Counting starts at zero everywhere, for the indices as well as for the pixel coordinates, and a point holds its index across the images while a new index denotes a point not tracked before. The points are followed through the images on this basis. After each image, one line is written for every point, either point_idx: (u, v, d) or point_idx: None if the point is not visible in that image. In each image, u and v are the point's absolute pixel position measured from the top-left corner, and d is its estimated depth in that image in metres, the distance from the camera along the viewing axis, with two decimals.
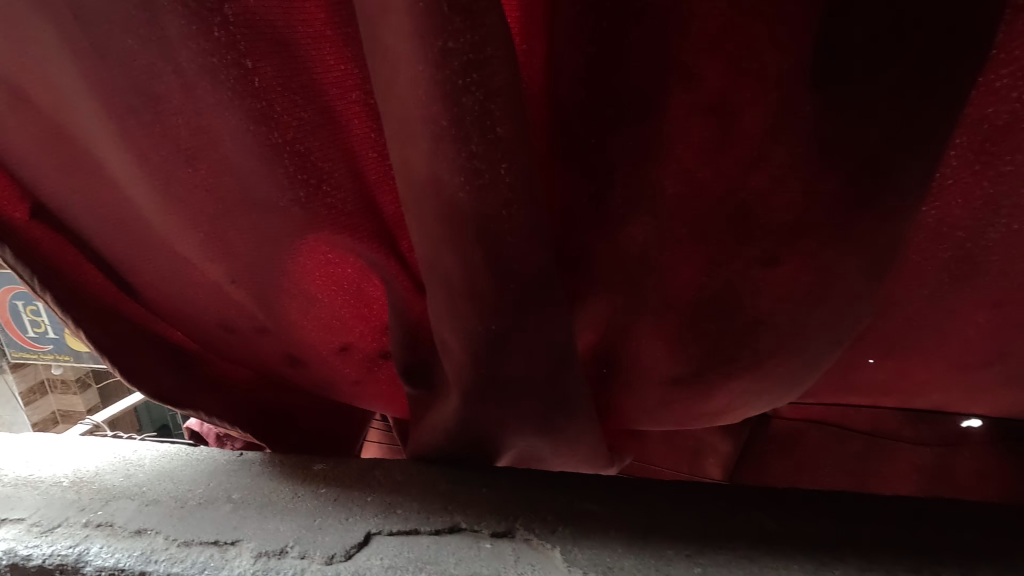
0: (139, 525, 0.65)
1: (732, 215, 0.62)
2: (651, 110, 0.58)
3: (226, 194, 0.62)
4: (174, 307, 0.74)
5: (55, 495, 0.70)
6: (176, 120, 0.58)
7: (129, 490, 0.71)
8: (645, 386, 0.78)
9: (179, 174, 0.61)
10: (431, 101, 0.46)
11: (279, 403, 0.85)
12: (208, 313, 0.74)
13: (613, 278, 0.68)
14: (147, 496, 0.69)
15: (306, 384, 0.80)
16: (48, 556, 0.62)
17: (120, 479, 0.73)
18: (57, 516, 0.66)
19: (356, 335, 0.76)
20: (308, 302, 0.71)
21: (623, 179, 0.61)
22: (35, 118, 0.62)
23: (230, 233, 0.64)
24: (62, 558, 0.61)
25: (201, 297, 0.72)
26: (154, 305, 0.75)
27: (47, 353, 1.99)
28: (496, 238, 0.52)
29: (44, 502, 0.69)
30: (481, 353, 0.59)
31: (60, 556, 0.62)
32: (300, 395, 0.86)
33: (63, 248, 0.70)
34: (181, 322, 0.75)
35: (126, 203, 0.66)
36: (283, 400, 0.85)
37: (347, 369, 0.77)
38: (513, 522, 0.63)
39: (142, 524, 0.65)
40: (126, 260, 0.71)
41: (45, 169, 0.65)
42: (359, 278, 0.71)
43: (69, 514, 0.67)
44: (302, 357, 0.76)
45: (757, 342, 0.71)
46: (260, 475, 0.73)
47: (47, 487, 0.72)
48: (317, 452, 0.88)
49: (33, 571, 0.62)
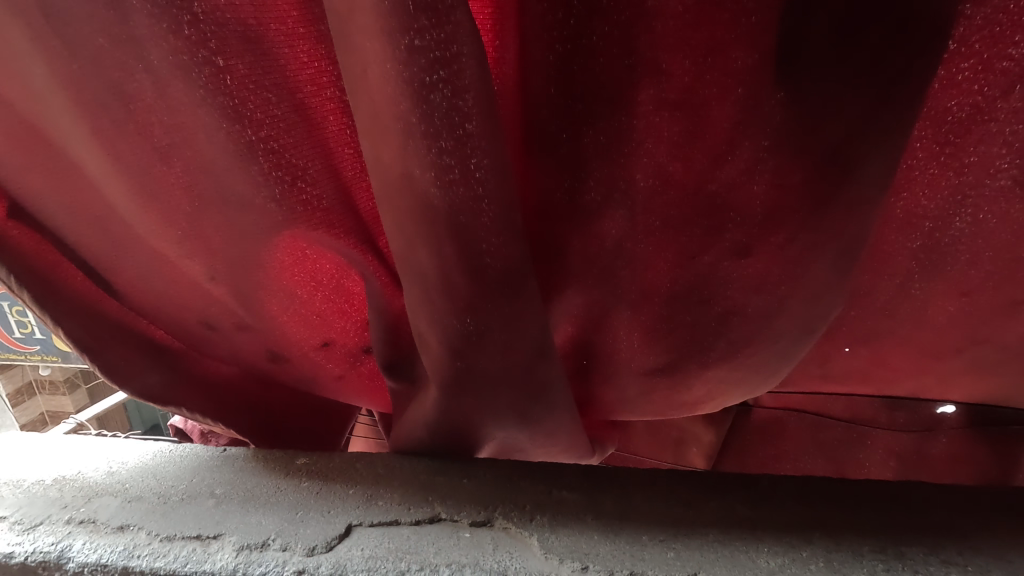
0: (121, 521, 0.65)
1: (703, 208, 0.63)
2: (621, 105, 0.59)
3: (202, 191, 0.62)
4: (154, 305, 0.74)
5: (38, 493, 0.70)
6: (150, 118, 0.58)
7: (112, 488, 0.71)
8: (624, 377, 0.80)
9: (155, 172, 0.61)
10: (400, 98, 0.47)
11: (262, 399, 0.85)
12: (189, 310, 0.74)
13: (589, 271, 0.69)
14: (130, 493, 0.70)
15: (288, 380, 0.81)
16: (30, 554, 0.62)
17: (103, 476, 0.73)
18: (40, 514, 0.67)
19: (337, 330, 0.76)
20: (288, 298, 0.72)
21: (595, 174, 0.62)
22: (9, 117, 0.62)
23: (207, 231, 0.65)
24: (45, 555, 0.62)
25: (181, 294, 0.73)
26: (134, 303, 0.75)
27: (34, 353, 1.98)
28: (469, 233, 0.53)
29: (26, 500, 0.69)
30: (457, 346, 0.60)
31: (42, 553, 0.62)
32: (283, 390, 0.86)
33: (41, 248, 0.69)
34: (161, 320, 0.76)
35: (103, 202, 0.66)
36: (267, 396, 0.85)
37: (329, 364, 0.78)
38: (492, 512, 0.64)
39: (125, 520, 0.65)
40: (104, 258, 0.71)
41: (20, 169, 0.65)
42: (338, 274, 0.72)
43: (52, 511, 0.67)
44: (284, 353, 0.77)
45: (731, 332, 0.72)
46: (243, 470, 0.74)
47: (29, 485, 0.72)
48: (302, 446, 0.89)
49: (16, 568, 0.62)
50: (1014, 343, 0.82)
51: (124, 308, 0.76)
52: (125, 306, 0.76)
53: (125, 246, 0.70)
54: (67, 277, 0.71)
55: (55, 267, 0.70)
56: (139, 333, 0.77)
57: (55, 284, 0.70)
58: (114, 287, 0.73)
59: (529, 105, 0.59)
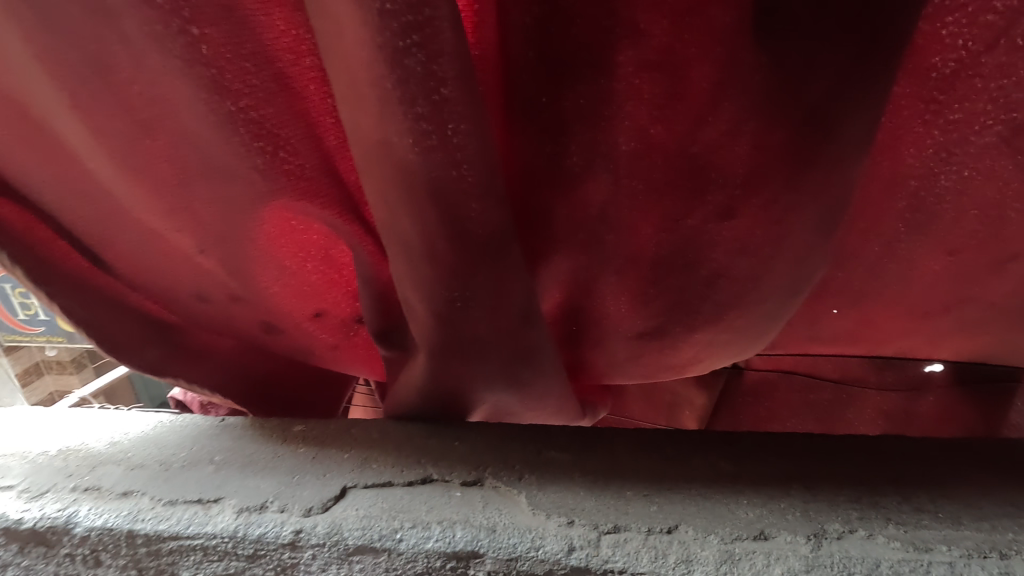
0: (125, 487, 0.68)
1: (685, 170, 0.63)
2: (600, 68, 0.58)
3: (186, 164, 0.63)
4: (148, 280, 0.75)
5: (43, 464, 0.73)
6: (128, 91, 0.58)
7: (115, 456, 0.73)
8: (612, 341, 0.81)
9: (137, 145, 0.61)
10: (374, 64, 0.47)
11: (258, 371, 0.87)
12: (181, 284, 0.75)
13: (574, 236, 0.70)
14: (132, 461, 0.72)
15: (284, 350, 0.82)
16: (39, 519, 0.64)
17: (106, 447, 0.76)
18: (46, 482, 0.69)
19: (329, 301, 0.78)
20: (278, 270, 0.72)
21: (577, 139, 0.62)
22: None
23: (193, 204, 0.65)
24: (53, 520, 0.64)
25: (173, 268, 0.73)
26: (127, 278, 0.76)
27: (41, 332, 2.01)
28: (449, 199, 0.53)
29: (32, 470, 0.72)
30: (443, 312, 0.61)
31: (50, 518, 0.64)
32: (278, 361, 0.88)
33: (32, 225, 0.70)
34: (156, 294, 0.77)
35: (90, 177, 0.67)
36: (263, 368, 0.87)
37: (323, 335, 0.80)
38: (483, 472, 0.66)
39: (128, 487, 0.67)
40: (95, 234, 0.72)
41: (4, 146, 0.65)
42: (326, 244, 0.73)
43: (57, 480, 0.69)
44: (278, 324, 0.78)
45: (716, 294, 0.74)
46: (241, 437, 0.76)
47: (34, 456, 0.74)
48: (301, 414, 0.91)
49: (25, 533, 0.65)
50: (999, 301, 0.83)
51: (117, 283, 0.77)
52: (119, 281, 0.77)
53: (114, 220, 0.70)
54: (59, 254, 0.72)
55: (48, 243, 0.71)
56: (134, 308, 0.78)
57: (48, 261, 0.71)
58: (106, 262, 0.74)
59: (509, 70, 0.59)
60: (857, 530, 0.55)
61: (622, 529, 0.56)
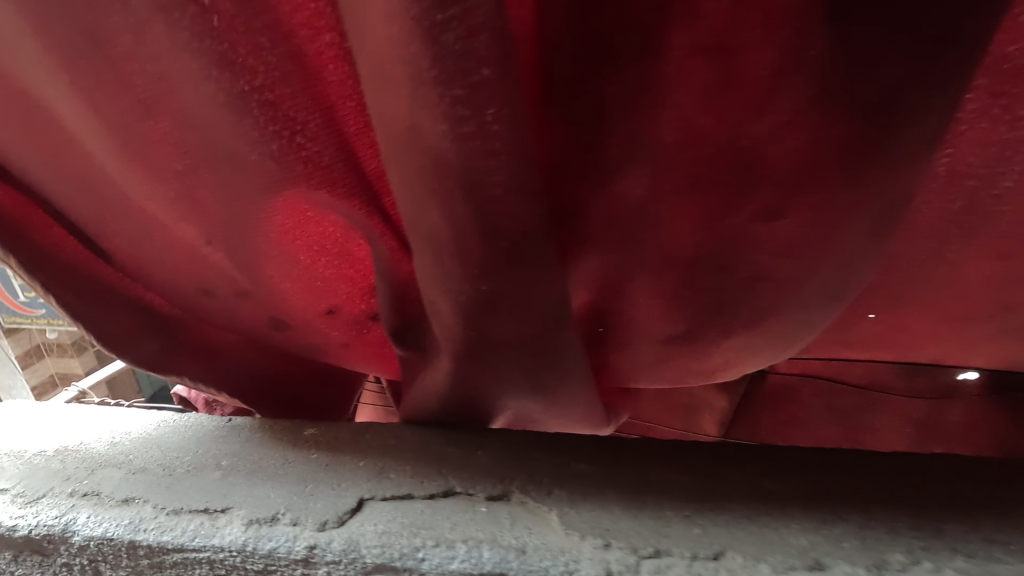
0: (125, 493, 0.63)
1: (733, 165, 0.58)
2: (648, 50, 0.53)
3: (192, 148, 0.57)
4: (150, 272, 0.71)
5: (39, 465, 0.68)
6: (132, 68, 0.53)
7: (116, 458, 0.69)
8: (641, 345, 0.77)
9: (140, 127, 0.56)
10: (407, 40, 0.42)
11: (264, 367, 0.82)
12: (186, 277, 0.70)
13: (608, 234, 0.65)
14: (133, 464, 0.68)
15: (293, 348, 0.78)
16: (34, 527, 0.60)
17: (106, 447, 0.71)
18: (42, 486, 0.65)
19: (343, 297, 0.73)
20: (289, 264, 0.68)
21: (618, 128, 0.57)
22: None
23: (200, 191, 0.60)
24: (49, 528, 0.60)
25: (177, 260, 0.69)
26: (128, 269, 0.71)
27: (42, 315, 1.95)
28: (483, 193, 0.48)
29: (27, 471, 0.67)
30: (471, 314, 0.56)
31: (46, 526, 0.60)
32: (286, 358, 0.83)
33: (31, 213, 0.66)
34: (159, 287, 0.72)
35: (90, 163, 0.62)
36: (270, 364, 0.82)
37: (335, 333, 0.75)
38: (509, 485, 0.62)
39: (129, 493, 0.63)
40: (94, 221, 0.67)
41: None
42: (342, 238, 0.67)
43: (54, 483, 0.65)
44: (288, 320, 0.73)
45: (757, 298, 0.69)
46: (249, 441, 0.72)
47: (30, 456, 0.70)
48: (308, 413, 0.87)
49: (19, 541, 0.60)
50: None
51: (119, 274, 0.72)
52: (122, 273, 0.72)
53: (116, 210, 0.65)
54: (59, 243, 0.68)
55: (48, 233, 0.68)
56: (136, 301, 0.74)
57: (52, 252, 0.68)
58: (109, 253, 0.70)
59: (546, 52, 0.54)
60: (922, 561, 0.50)
61: (664, 553, 0.52)
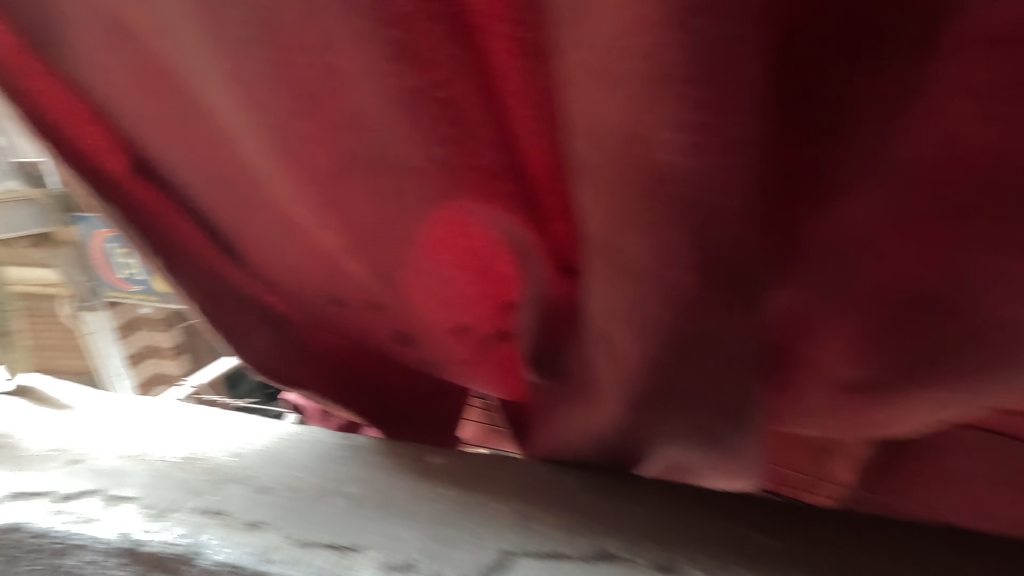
0: (251, 516, 0.59)
1: (1005, 185, 0.43)
2: (932, 28, 0.37)
3: (347, 149, 0.52)
4: (281, 278, 0.67)
5: (165, 472, 0.66)
6: (292, 56, 0.48)
7: (238, 472, 0.66)
8: (813, 394, 0.60)
9: (296, 126, 0.52)
10: (647, 33, 0.36)
11: (373, 373, 0.76)
12: (318, 285, 0.66)
13: (807, 263, 0.50)
14: (257, 481, 0.64)
15: (412, 361, 0.71)
16: (162, 544, 0.57)
17: (228, 458, 0.68)
18: (169, 498, 0.62)
19: (472, 313, 0.65)
20: (425, 275, 0.61)
21: (857, 130, 0.42)
22: (132, 52, 0.54)
23: (348, 198, 0.55)
24: (176, 548, 0.57)
25: (310, 265, 0.64)
26: (257, 272, 0.67)
27: None
28: (707, 218, 0.41)
29: (154, 479, 0.65)
30: (660, 355, 0.49)
31: (174, 545, 0.57)
32: (394, 366, 0.75)
33: (160, 206, 0.64)
34: (288, 293, 0.68)
35: (227, 157, 0.58)
36: (379, 371, 0.75)
37: (458, 349, 0.67)
38: (676, 554, 0.53)
39: (255, 516, 0.59)
40: (228, 221, 0.63)
41: (147, 116, 0.58)
42: (481, 247, 0.59)
43: (181, 496, 0.62)
44: (413, 334, 0.67)
45: (1001, 362, 0.50)
46: (373, 466, 0.66)
47: (156, 462, 0.68)
48: (414, 429, 0.79)
49: (145, 559, 0.57)
50: None
51: (239, 274, 0.68)
52: (241, 273, 0.68)
53: (246, 208, 0.62)
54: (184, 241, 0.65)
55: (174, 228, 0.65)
56: (258, 301, 0.70)
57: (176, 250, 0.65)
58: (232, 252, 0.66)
59: None
60: None
61: None
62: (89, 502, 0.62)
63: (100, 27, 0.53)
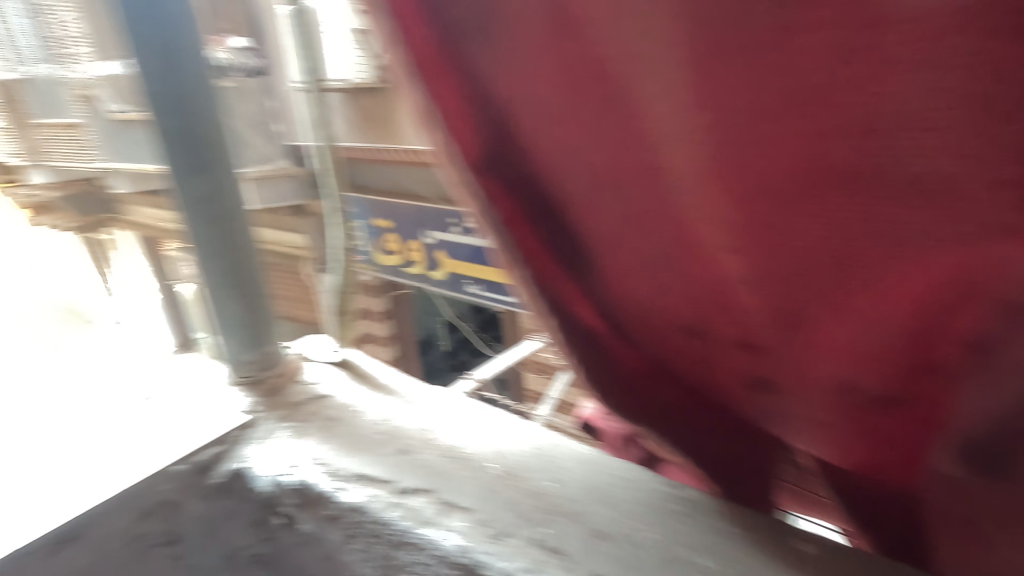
0: (593, 566, 0.54)
1: None
2: None
3: (803, 150, 0.42)
4: (615, 280, 0.57)
5: (490, 484, 0.64)
6: (764, 38, 0.40)
7: (565, 504, 0.61)
8: None
9: (744, 109, 0.42)
10: None
11: (693, 401, 0.61)
12: (662, 300, 0.55)
13: None
14: (588, 521, 0.59)
15: (754, 408, 0.56)
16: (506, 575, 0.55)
17: (548, 481, 0.64)
18: (502, 519, 0.60)
19: (877, 375, 0.47)
20: (835, 316, 0.46)
21: None
22: (538, 33, 0.48)
23: (776, 205, 0.44)
24: None
25: (665, 275, 0.53)
26: (588, 269, 0.58)
27: None
28: None
29: (481, 490, 0.64)
30: None
31: None
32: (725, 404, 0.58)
33: (507, 207, 0.57)
34: (614, 301, 0.58)
35: (610, 154, 0.50)
36: (697, 403, 0.60)
37: (833, 417, 0.50)
38: None
39: (598, 569, 0.54)
40: (581, 204, 0.54)
41: (530, 70, 0.50)
42: (945, 293, 0.41)
43: (513, 520, 0.60)
44: (774, 380, 0.52)
45: None
46: (718, 534, 0.56)
47: (477, 469, 0.67)
48: (725, 479, 0.63)
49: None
50: None
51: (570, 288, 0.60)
52: (573, 285, 0.60)
53: (610, 213, 0.53)
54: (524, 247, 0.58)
55: (514, 233, 0.58)
56: (571, 299, 0.60)
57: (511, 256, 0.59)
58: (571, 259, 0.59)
59: None
60: None
61: None
62: (426, 504, 0.63)
63: (510, 4, 0.48)
